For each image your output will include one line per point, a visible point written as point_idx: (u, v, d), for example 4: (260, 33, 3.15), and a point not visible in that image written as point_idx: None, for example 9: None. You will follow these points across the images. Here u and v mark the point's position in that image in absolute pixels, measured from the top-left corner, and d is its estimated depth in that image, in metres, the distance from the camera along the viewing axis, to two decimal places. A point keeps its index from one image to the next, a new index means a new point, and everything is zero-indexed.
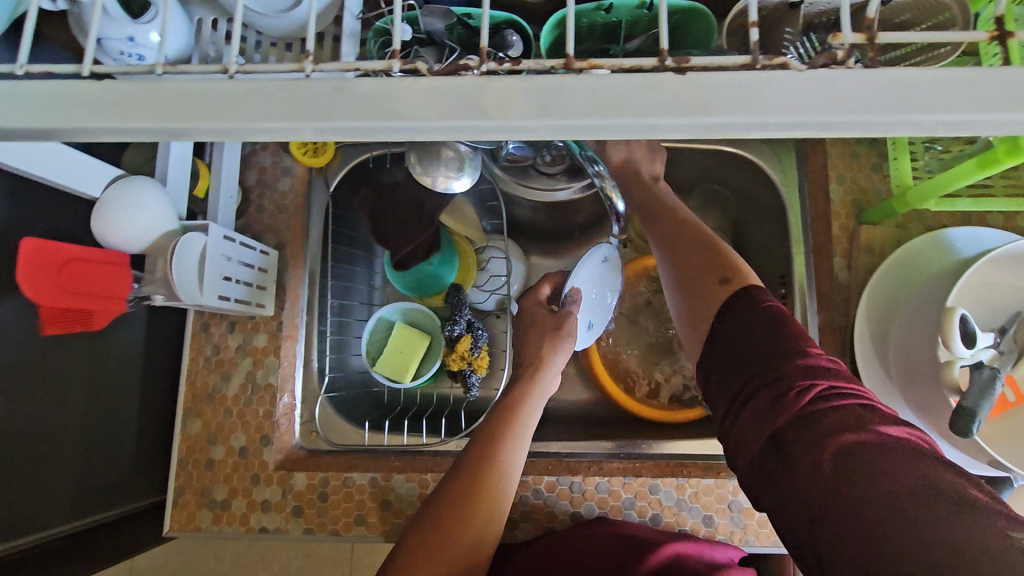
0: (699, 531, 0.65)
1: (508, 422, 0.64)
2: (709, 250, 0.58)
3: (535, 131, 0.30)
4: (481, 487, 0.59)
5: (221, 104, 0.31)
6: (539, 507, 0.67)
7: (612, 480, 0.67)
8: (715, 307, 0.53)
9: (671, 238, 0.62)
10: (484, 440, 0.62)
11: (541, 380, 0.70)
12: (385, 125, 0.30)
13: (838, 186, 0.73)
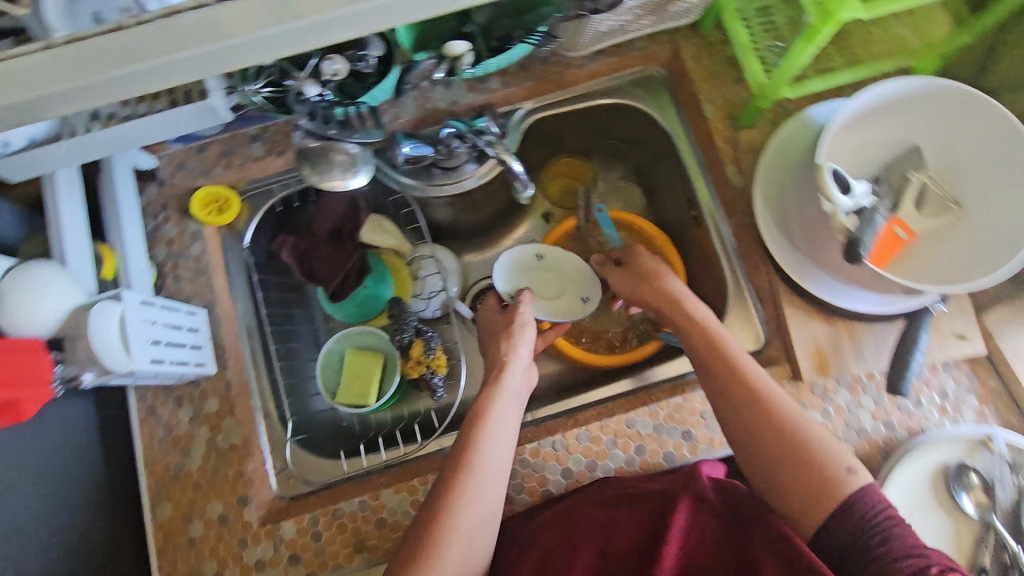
0: (683, 448, 0.69)
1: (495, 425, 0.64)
2: (806, 427, 0.59)
3: (349, 19, 0.40)
4: (456, 495, 0.58)
5: (67, 66, 0.38)
6: (530, 475, 0.69)
7: (590, 427, 0.70)
8: (831, 521, 0.54)
9: (759, 402, 0.60)
10: (468, 441, 0.62)
11: (513, 373, 0.71)
12: (220, 45, 0.39)
13: (711, 104, 0.79)
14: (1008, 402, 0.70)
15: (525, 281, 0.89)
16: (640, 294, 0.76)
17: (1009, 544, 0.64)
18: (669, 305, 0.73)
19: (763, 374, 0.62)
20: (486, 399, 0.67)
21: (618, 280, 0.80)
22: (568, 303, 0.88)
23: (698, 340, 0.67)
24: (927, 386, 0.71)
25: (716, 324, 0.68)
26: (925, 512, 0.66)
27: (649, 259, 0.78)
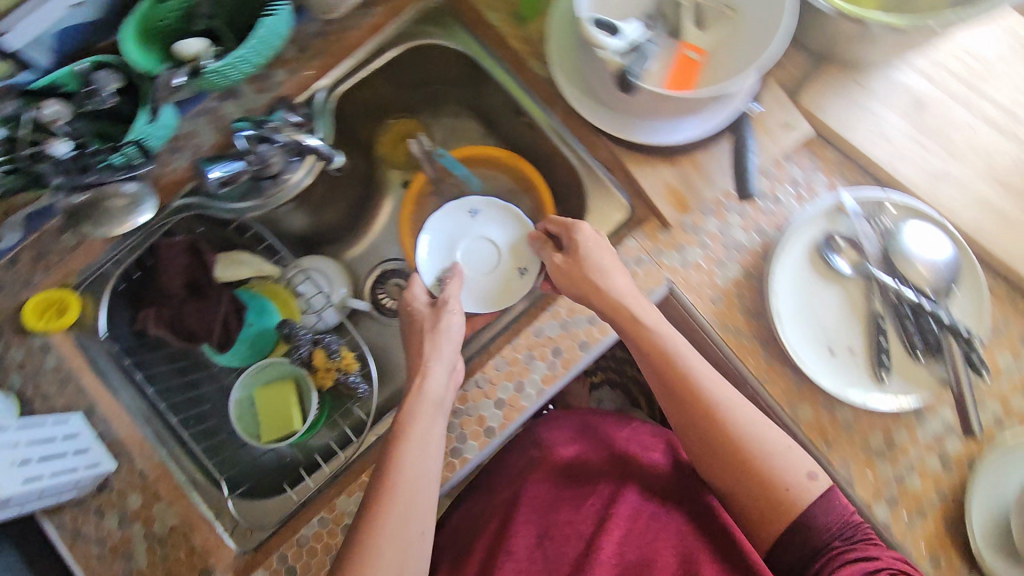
0: (592, 333, 0.73)
1: (412, 456, 0.63)
2: (765, 438, 0.64)
3: None
4: (379, 517, 0.60)
5: None
6: (467, 420, 0.71)
7: (504, 353, 0.72)
8: (787, 522, 0.62)
9: (726, 419, 0.64)
10: (389, 464, 0.62)
11: (437, 384, 0.68)
12: None
13: (493, 11, 0.79)
14: (843, 165, 0.78)
15: (455, 250, 0.86)
16: (588, 278, 0.69)
17: (887, 282, 0.70)
18: (623, 302, 0.68)
19: (723, 392, 0.65)
20: (410, 426, 0.64)
21: (567, 273, 0.72)
22: (504, 272, 0.84)
23: (662, 360, 0.67)
24: (778, 182, 0.76)
25: (676, 343, 0.67)
26: (815, 288, 0.72)
27: (598, 253, 0.71)
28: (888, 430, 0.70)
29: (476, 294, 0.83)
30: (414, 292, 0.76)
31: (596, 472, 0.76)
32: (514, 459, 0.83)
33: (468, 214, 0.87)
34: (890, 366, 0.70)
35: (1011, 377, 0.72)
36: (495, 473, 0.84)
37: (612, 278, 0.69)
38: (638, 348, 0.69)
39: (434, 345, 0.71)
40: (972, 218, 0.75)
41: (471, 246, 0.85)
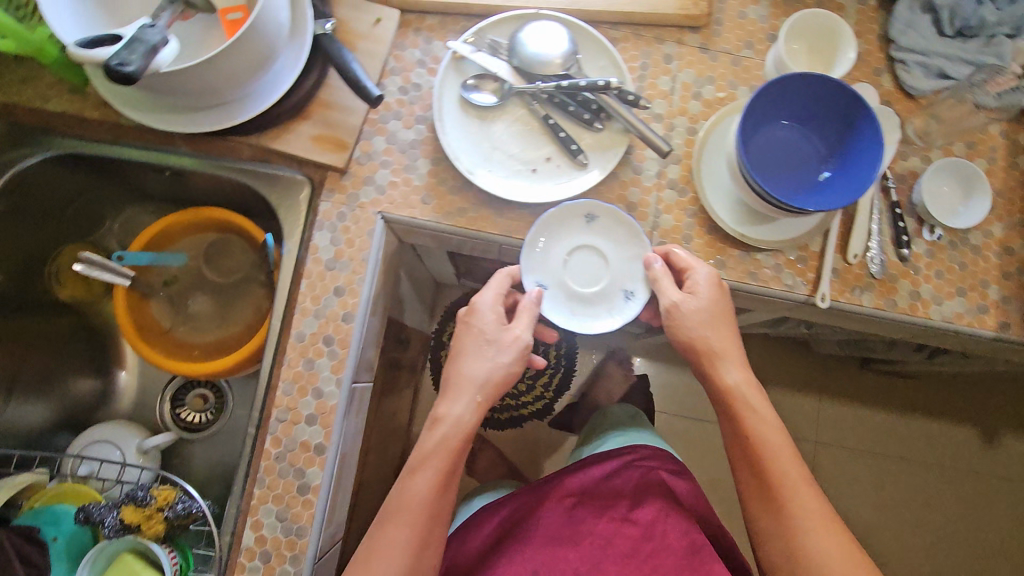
0: (346, 303, 0.74)
1: (424, 485, 0.67)
2: (841, 559, 0.63)
3: None
4: (399, 518, 0.65)
5: None
6: (294, 455, 0.70)
7: (286, 376, 0.72)
8: None
9: (803, 534, 0.64)
10: (406, 480, 0.67)
11: (465, 421, 0.70)
12: None
13: (49, 99, 0.75)
14: (447, 21, 0.81)
15: (560, 268, 0.76)
16: (692, 336, 0.71)
17: (533, 88, 0.75)
18: (708, 355, 0.71)
19: (811, 504, 0.66)
20: (432, 463, 0.68)
21: (689, 313, 0.70)
22: (606, 293, 0.75)
23: (756, 452, 0.68)
24: (408, 71, 0.79)
25: (764, 437, 0.69)
26: (486, 130, 0.75)
27: (708, 329, 0.71)
28: (622, 198, 0.78)
29: (571, 308, 0.75)
30: (487, 304, 0.73)
31: (617, 530, 0.79)
32: (586, 486, 0.87)
33: (581, 218, 0.76)
34: (583, 149, 0.75)
35: (676, 93, 0.81)
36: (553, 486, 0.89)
37: (696, 329, 0.71)
38: (743, 462, 0.70)
39: (476, 369, 0.71)
40: None
41: (581, 260, 0.76)
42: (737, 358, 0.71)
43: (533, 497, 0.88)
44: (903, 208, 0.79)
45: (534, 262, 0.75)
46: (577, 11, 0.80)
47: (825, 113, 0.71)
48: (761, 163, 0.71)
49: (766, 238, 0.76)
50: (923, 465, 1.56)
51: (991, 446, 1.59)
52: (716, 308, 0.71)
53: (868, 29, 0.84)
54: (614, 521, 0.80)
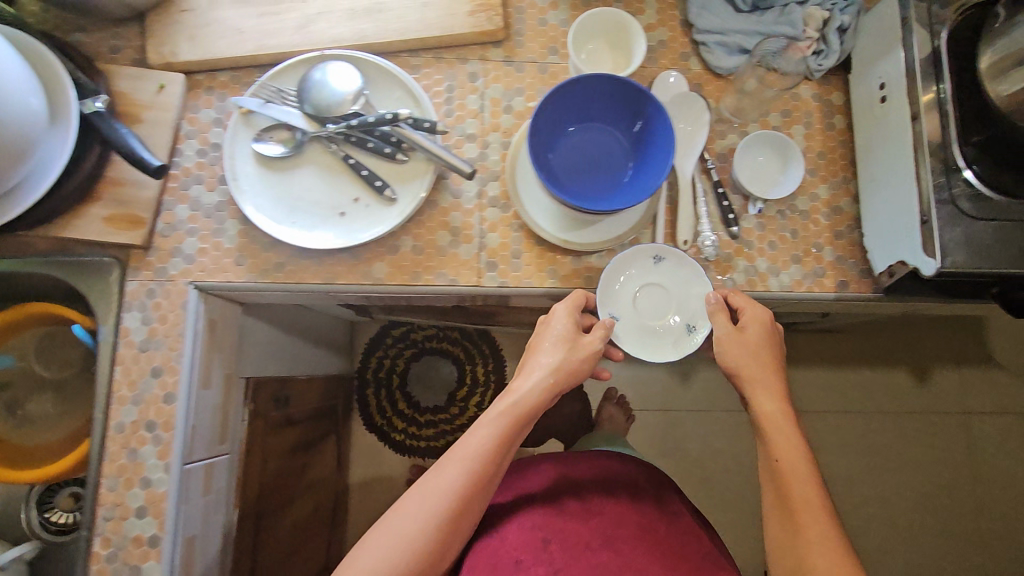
0: (165, 384, 0.71)
1: (485, 442, 0.67)
2: None
3: None
4: (471, 449, 0.67)
5: None
6: (129, 551, 0.67)
7: (109, 471, 0.68)
8: None
9: (811, 548, 0.63)
10: (479, 423, 0.69)
11: (531, 393, 0.70)
12: None
13: None
14: (240, 75, 0.79)
15: (629, 304, 0.76)
16: (732, 366, 0.73)
17: (323, 131, 0.73)
18: (738, 380, 0.73)
19: (826, 525, 0.64)
20: (493, 425, 0.68)
21: (730, 348, 0.72)
22: (669, 327, 0.76)
23: (780, 473, 0.67)
24: (205, 132, 0.77)
25: (786, 464, 0.67)
26: (285, 181, 0.73)
27: (744, 361, 0.72)
28: (444, 225, 0.76)
29: (634, 342, 0.75)
30: (556, 311, 0.74)
31: (629, 513, 0.90)
32: (612, 503, 0.91)
33: (650, 257, 0.76)
34: (389, 182, 0.73)
35: (486, 110, 0.80)
36: (579, 478, 0.94)
37: (735, 359, 0.72)
38: (773, 486, 0.68)
39: (552, 351, 0.72)
40: (354, 26, 0.78)
41: (648, 296, 0.76)
42: (778, 398, 0.72)
43: (564, 486, 0.93)
44: (725, 187, 0.79)
45: (605, 301, 0.75)
46: (368, 46, 0.79)
47: (613, 109, 0.70)
48: (567, 173, 0.70)
49: (592, 242, 0.75)
50: (858, 416, 1.58)
51: (925, 385, 1.60)
52: (758, 347, 0.72)
53: (670, 16, 0.83)
54: (622, 507, 0.91)
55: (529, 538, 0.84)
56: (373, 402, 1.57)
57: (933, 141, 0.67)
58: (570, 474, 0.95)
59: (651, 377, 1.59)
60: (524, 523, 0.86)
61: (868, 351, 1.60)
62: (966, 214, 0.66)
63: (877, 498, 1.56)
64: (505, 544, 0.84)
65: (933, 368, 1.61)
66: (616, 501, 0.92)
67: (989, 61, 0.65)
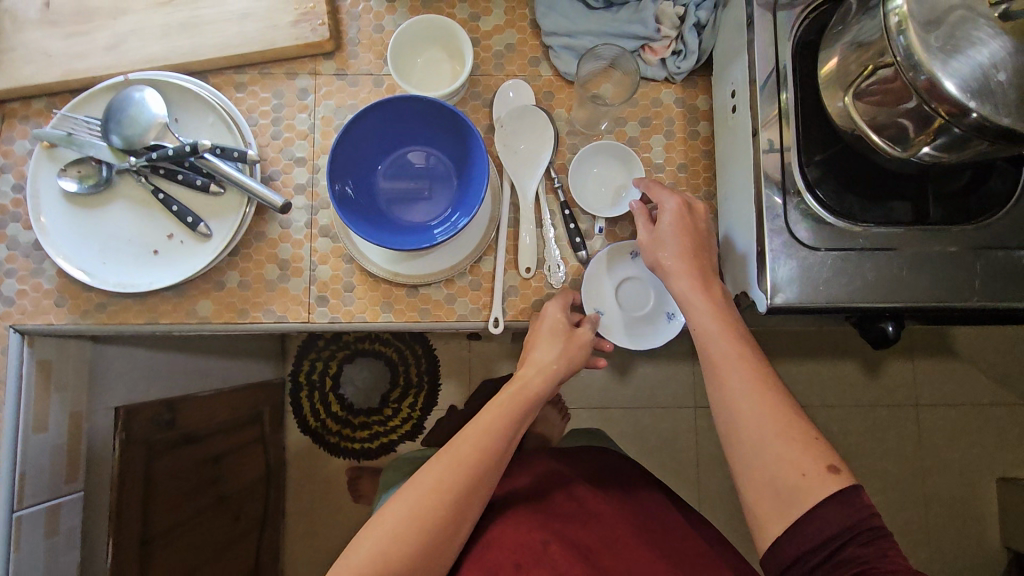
0: None
1: (492, 424, 0.64)
2: (776, 425, 0.56)
3: None
4: (479, 429, 0.64)
5: None
6: None
7: None
8: (812, 493, 0.52)
9: (736, 403, 0.58)
10: (489, 408, 0.66)
11: (535, 380, 0.68)
12: None
13: None
14: (56, 102, 0.75)
15: (611, 298, 0.73)
16: (652, 263, 0.67)
17: (127, 164, 0.68)
18: (660, 271, 0.66)
19: (753, 373, 0.59)
20: (499, 410, 0.66)
21: (654, 245, 0.67)
22: (652, 317, 0.73)
23: (699, 341, 0.62)
24: (20, 166, 0.73)
25: (703, 328, 0.62)
26: (94, 220, 0.69)
27: (666, 253, 0.66)
28: (273, 257, 0.72)
29: (621, 333, 0.72)
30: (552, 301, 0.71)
31: (632, 510, 0.79)
32: (608, 499, 0.79)
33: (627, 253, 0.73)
34: (204, 217, 0.69)
35: (317, 130, 0.74)
36: (574, 475, 0.83)
37: (660, 255, 0.66)
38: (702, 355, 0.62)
39: (551, 342, 0.69)
40: (167, 43, 0.72)
41: (629, 291, 0.74)
42: (690, 273, 0.64)
43: (552, 481, 0.81)
44: (573, 208, 0.73)
45: (589, 298, 0.72)
46: (185, 65, 0.73)
47: (431, 131, 0.65)
48: (386, 202, 0.66)
49: (422, 274, 0.70)
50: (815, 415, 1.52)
51: (876, 376, 1.47)
52: (683, 232, 0.66)
53: (519, 16, 0.75)
54: (623, 507, 0.79)
55: (525, 538, 0.71)
56: (308, 404, 1.58)
57: (771, 157, 0.59)
58: (566, 472, 0.84)
59: (588, 372, 1.56)
60: (520, 521, 0.73)
61: (817, 342, 1.47)
62: (802, 243, 0.59)
63: (881, 474, 1.46)
64: (501, 546, 0.71)
65: (888, 359, 1.48)
66: (615, 495, 0.81)
67: (840, 58, 0.55)
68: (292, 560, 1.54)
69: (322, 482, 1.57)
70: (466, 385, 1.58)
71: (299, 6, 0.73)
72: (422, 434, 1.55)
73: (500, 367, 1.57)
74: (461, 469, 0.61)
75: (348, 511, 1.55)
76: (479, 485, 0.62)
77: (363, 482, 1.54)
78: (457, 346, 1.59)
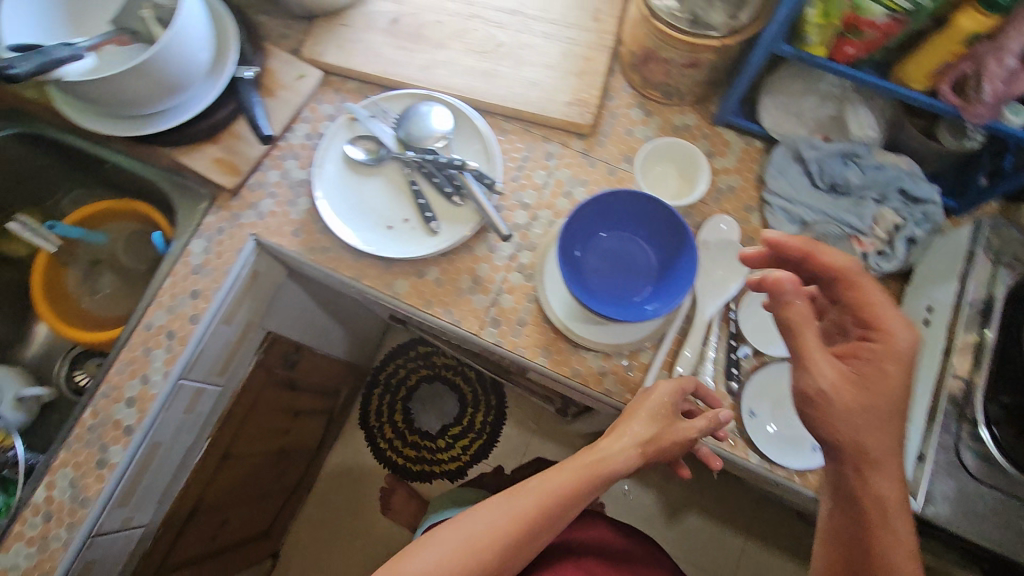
0: (194, 307, 0.81)
1: (552, 489, 0.66)
2: None
3: None
4: (538, 489, 0.66)
5: None
6: (107, 430, 0.76)
7: (126, 360, 0.79)
8: None
9: None
10: (549, 472, 0.68)
11: (616, 460, 0.69)
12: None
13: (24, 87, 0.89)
14: (364, 87, 0.93)
15: (769, 409, 0.75)
16: (848, 430, 0.59)
17: (402, 154, 0.83)
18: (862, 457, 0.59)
19: None
20: (575, 471, 0.68)
21: (845, 395, 0.58)
22: (798, 443, 0.73)
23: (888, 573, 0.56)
24: (318, 122, 0.90)
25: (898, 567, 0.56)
26: (357, 184, 0.83)
27: (867, 431, 0.59)
28: (471, 270, 0.83)
29: (767, 446, 0.73)
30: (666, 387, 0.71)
31: None
32: None
33: None
34: (438, 217, 0.82)
35: (548, 187, 0.87)
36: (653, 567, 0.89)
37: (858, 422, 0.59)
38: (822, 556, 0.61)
39: (650, 425, 0.69)
40: (466, 83, 0.90)
41: (786, 412, 0.75)
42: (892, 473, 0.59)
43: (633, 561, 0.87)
44: (739, 342, 0.78)
45: (749, 397, 0.75)
46: (473, 100, 0.89)
47: (654, 232, 0.74)
48: (594, 269, 0.75)
49: (590, 339, 0.77)
50: None
51: None
52: (887, 401, 0.58)
53: (748, 167, 0.87)
54: None
55: None
56: (374, 400, 1.66)
57: (959, 381, 0.63)
58: (645, 560, 0.89)
59: (636, 495, 1.54)
60: None
61: None
62: (966, 468, 0.61)
63: None
64: None
65: None
66: None
67: None
68: (296, 536, 1.58)
69: (354, 477, 1.62)
70: (519, 451, 1.60)
71: (575, 94, 0.89)
72: (461, 478, 1.58)
73: (557, 450, 1.59)
74: (512, 520, 0.64)
75: (365, 515, 1.58)
76: (532, 534, 0.64)
77: (395, 497, 1.56)
78: (527, 411, 1.63)
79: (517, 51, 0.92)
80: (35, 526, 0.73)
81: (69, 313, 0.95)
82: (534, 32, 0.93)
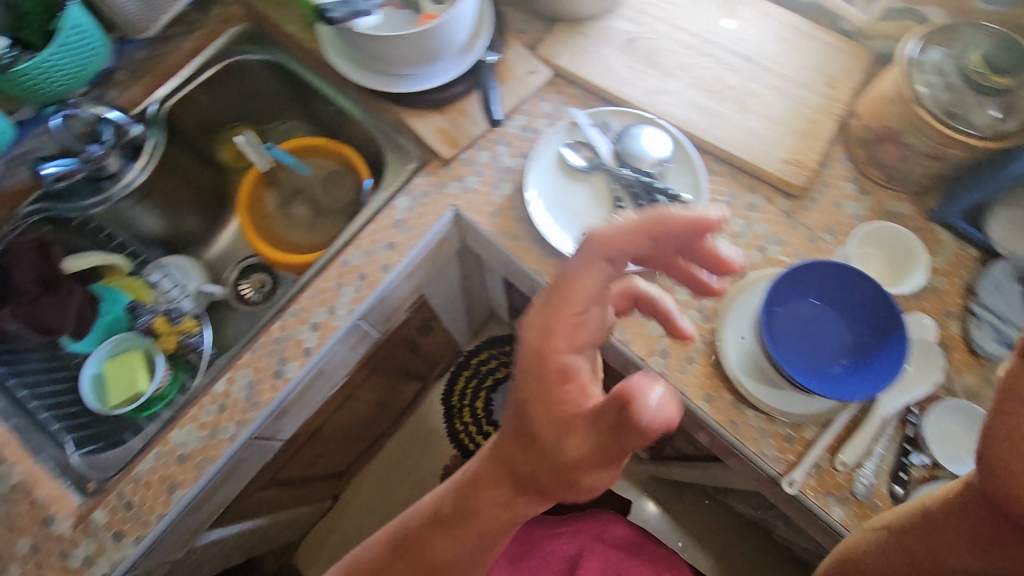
0: (387, 258, 0.86)
1: (448, 553, 0.62)
2: None
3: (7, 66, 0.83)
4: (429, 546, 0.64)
5: None
6: (287, 347, 0.82)
7: (317, 289, 0.85)
8: None
9: None
10: (447, 512, 0.62)
11: (528, 492, 0.57)
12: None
13: (287, 21, 0.98)
14: (585, 94, 0.96)
15: None
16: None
17: (616, 170, 0.86)
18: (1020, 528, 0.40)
19: None
20: (477, 520, 0.60)
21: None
22: None
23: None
24: (536, 116, 0.94)
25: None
26: (566, 187, 0.87)
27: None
28: None
29: None
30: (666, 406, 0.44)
31: None
32: None
33: None
34: (635, 237, 0.84)
35: (744, 237, 0.86)
36: None
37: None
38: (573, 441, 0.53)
39: (522, 449, 0.54)
40: (685, 116, 0.92)
41: None
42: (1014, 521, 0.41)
43: None
44: (912, 447, 0.75)
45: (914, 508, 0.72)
46: (689, 134, 0.91)
47: (852, 320, 0.73)
48: (786, 334, 0.73)
49: (760, 399, 0.76)
50: None
51: None
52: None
53: (956, 273, 0.83)
54: None
55: None
56: (461, 381, 1.70)
57: None
58: None
59: (692, 555, 1.51)
60: None
61: None
62: None
63: None
64: None
65: None
66: None
67: None
68: (357, 487, 1.65)
69: (423, 448, 1.67)
70: None
71: (792, 153, 0.88)
72: None
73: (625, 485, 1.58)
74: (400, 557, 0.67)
75: (424, 487, 1.63)
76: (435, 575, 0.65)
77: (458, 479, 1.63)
78: None
79: (744, 97, 0.93)
80: (209, 414, 0.79)
81: (260, 230, 1.05)
82: (763, 83, 0.93)
